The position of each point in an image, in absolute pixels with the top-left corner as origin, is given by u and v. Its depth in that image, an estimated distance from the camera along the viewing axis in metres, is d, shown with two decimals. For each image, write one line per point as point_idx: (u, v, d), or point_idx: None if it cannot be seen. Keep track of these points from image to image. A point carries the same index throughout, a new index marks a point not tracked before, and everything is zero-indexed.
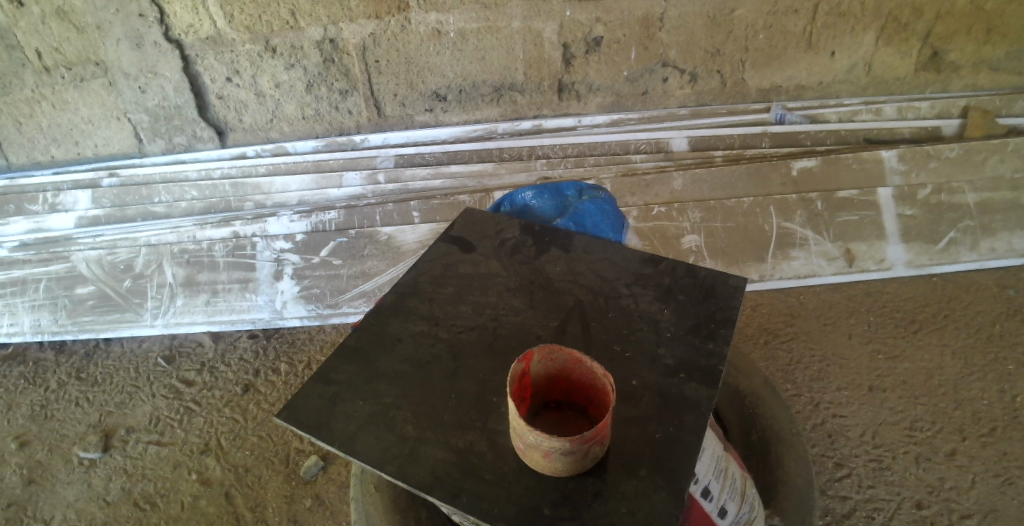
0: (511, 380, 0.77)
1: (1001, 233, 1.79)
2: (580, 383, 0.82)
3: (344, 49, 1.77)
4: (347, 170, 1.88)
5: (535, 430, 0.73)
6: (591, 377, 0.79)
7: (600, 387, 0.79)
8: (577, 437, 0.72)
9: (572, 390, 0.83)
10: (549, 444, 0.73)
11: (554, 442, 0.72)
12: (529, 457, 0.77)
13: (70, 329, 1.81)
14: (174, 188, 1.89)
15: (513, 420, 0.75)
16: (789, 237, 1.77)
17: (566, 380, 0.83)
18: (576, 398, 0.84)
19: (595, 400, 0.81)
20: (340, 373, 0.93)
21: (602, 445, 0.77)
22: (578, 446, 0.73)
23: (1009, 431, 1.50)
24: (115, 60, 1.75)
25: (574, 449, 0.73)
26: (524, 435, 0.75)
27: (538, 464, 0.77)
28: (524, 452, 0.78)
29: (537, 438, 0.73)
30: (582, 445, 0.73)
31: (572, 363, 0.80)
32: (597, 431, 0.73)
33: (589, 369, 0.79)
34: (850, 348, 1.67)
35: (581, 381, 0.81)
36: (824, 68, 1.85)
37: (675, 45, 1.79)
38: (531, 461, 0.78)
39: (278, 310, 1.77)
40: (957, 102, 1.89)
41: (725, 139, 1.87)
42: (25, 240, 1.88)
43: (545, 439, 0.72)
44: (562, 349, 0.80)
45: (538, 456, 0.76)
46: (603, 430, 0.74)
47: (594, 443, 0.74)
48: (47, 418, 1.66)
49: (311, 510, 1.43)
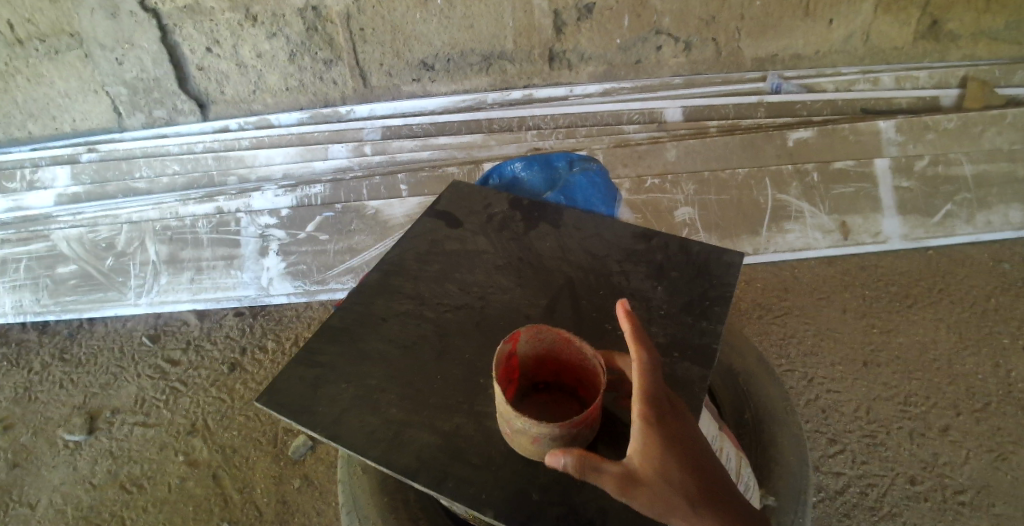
0: (496, 362, 0.75)
1: (997, 206, 1.77)
2: (569, 363, 0.80)
3: (327, 17, 1.71)
4: (332, 142, 1.83)
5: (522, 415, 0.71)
6: (581, 358, 0.77)
7: (591, 368, 0.77)
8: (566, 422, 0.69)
9: (561, 369, 0.81)
10: (538, 429, 0.71)
11: (543, 427, 0.70)
12: (517, 441, 0.75)
13: (53, 309, 1.76)
14: (155, 163, 1.84)
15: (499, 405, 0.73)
16: (784, 210, 1.74)
17: (554, 359, 0.80)
18: (566, 378, 0.81)
19: (586, 380, 0.79)
20: (323, 354, 0.90)
21: (592, 430, 0.74)
22: (568, 431, 0.71)
23: (1002, 406, 1.49)
24: (89, 31, 1.68)
25: (564, 434, 0.71)
26: (511, 420, 0.73)
27: (527, 449, 0.75)
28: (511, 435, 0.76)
29: (525, 423, 0.71)
30: (573, 430, 0.71)
31: (561, 343, 0.78)
32: (588, 415, 0.71)
33: (579, 349, 0.77)
34: (844, 322, 1.66)
35: (570, 360, 0.79)
36: (821, 37, 1.81)
37: (669, 12, 1.74)
38: (519, 445, 0.76)
39: (264, 287, 1.74)
40: (955, 73, 1.85)
41: (720, 109, 1.83)
42: (4, 219, 1.82)
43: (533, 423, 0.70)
44: (549, 328, 0.77)
45: (526, 441, 0.74)
46: (592, 413, 0.72)
47: (585, 428, 0.72)
48: (31, 400, 1.62)
49: (300, 490, 1.42)
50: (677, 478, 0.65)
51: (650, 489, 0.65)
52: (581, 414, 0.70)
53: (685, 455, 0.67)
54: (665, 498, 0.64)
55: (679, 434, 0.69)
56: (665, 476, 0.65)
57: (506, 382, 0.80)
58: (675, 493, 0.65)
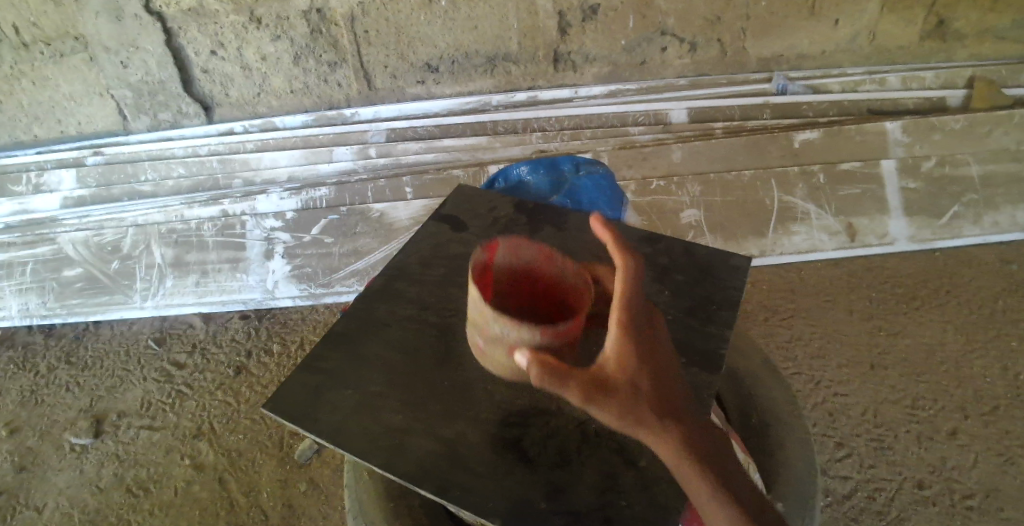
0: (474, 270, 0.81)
1: (1005, 207, 1.76)
2: (548, 287, 0.84)
3: (332, 19, 1.71)
4: (337, 145, 1.83)
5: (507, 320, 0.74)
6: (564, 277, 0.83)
7: (572, 286, 0.82)
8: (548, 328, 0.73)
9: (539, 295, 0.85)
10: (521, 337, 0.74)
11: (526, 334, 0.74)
12: (498, 347, 0.79)
13: (59, 312, 1.76)
14: (161, 166, 1.84)
15: (482, 308, 0.77)
16: (790, 212, 1.74)
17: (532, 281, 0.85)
18: (541, 303, 0.85)
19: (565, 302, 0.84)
20: (327, 360, 0.89)
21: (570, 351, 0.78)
22: (548, 341, 0.74)
23: (1011, 409, 1.49)
24: (94, 34, 1.68)
25: (544, 344, 0.74)
26: (490, 327, 0.77)
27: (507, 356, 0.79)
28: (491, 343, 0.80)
29: (505, 327, 0.75)
30: (553, 342, 0.74)
31: (540, 262, 0.84)
32: (569, 328, 0.74)
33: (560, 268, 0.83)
34: (850, 324, 1.65)
35: (549, 282, 0.84)
36: (827, 36, 1.81)
37: (674, 12, 1.73)
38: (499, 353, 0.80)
39: (269, 290, 1.74)
40: (962, 73, 1.84)
41: (725, 111, 1.83)
42: (10, 222, 1.82)
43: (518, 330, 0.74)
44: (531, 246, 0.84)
45: (508, 346, 0.77)
46: (575, 327, 0.75)
47: (564, 344, 0.75)
48: (37, 404, 1.63)
49: (306, 494, 1.42)
50: (642, 390, 0.73)
51: (619, 395, 0.72)
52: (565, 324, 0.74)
53: (651, 367, 0.75)
54: (628, 408, 0.72)
55: (649, 352, 0.76)
56: (630, 388, 0.73)
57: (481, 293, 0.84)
58: (640, 400, 0.73)
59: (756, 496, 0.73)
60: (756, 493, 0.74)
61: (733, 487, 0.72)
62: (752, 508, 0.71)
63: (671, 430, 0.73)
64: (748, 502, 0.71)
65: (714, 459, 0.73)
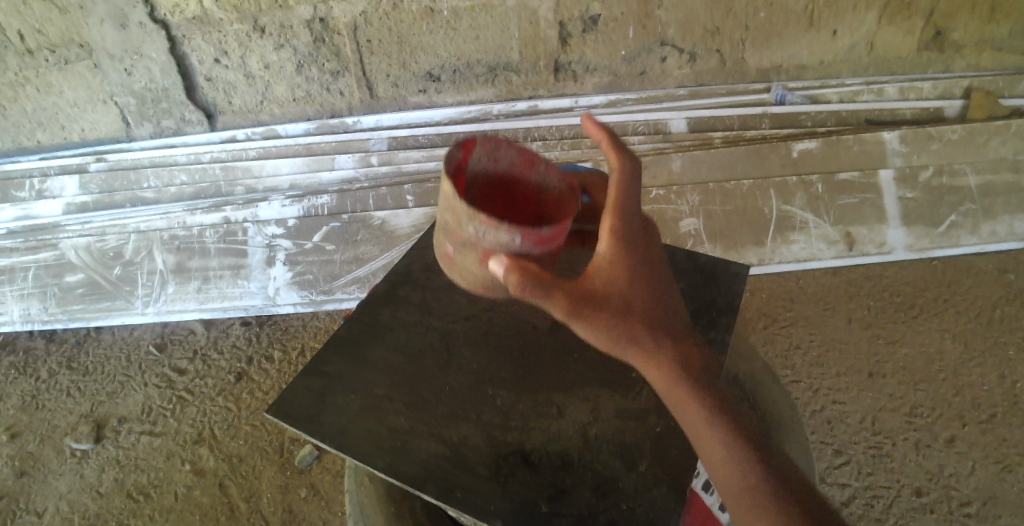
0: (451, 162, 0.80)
1: (1002, 216, 1.77)
2: (517, 189, 0.88)
3: (335, 28, 1.72)
4: (339, 153, 1.84)
5: (489, 218, 0.73)
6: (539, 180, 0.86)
7: (550, 189, 0.86)
8: (531, 231, 0.73)
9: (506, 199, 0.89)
10: (503, 239, 0.74)
11: (509, 236, 0.73)
12: (471, 253, 0.78)
13: (60, 318, 1.77)
14: (163, 173, 1.85)
15: (461, 209, 0.75)
16: (788, 221, 1.75)
17: (499, 182, 0.88)
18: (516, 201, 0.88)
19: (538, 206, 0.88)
20: (330, 364, 0.89)
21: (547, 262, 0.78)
22: (528, 247, 0.74)
23: (1008, 417, 1.50)
24: (99, 41, 1.70)
25: (523, 249, 0.74)
26: (466, 223, 0.75)
27: (481, 263, 0.78)
28: (463, 248, 0.79)
29: (485, 227, 0.74)
30: (533, 247, 0.75)
31: (522, 164, 0.86)
32: (553, 235, 0.75)
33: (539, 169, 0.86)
34: (849, 332, 1.66)
35: (518, 184, 0.88)
36: (826, 47, 1.82)
37: (674, 22, 1.75)
38: (471, 260, 0.79)
39: (271, 297, 1.74)
40: (959, 83, 1.86)
41: (725, 120, 1.84)
42: (12, 228, 1.83)
43: (501, 231, 0.73)
44: (507, 142, 0.85)
45: (483, 252, 0.77)
46: (557, 233, 0.76)
47: (542, 250, 0.76)
48: (38, 409, 1.63)
49: (307, 499, 1.44)
50: (631, 310, 0.76)
51: (611, 314, 0.75)
52: (548, 227, 0.74)
53: (643, 282, 0.77)
54: (613, 328, 0.75)
55: (643, 268, 0.77)
56: (618, 309, 0.76)
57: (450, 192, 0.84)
58: (631, 318, 0.76)
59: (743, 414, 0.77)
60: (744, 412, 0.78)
61: (719, 405, 0.76)
62: (737, 426, 0.75)
63: (662, 351, 0.76)
64: (734, 421, 0.75)
65: (701, 379, 0.76)
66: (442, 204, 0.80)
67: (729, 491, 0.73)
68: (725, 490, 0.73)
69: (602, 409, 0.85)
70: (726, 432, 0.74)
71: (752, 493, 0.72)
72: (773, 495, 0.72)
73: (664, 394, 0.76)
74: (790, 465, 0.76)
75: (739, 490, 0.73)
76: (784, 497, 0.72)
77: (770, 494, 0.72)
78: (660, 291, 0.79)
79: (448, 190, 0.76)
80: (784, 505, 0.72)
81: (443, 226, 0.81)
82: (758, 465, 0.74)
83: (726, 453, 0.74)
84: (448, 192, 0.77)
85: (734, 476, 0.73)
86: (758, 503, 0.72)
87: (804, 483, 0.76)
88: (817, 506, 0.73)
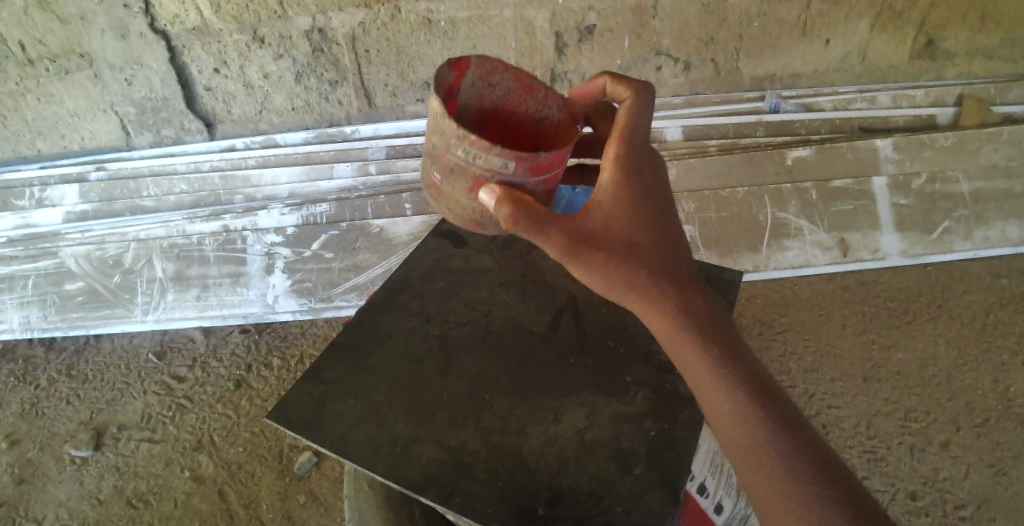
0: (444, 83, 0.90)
1: (995, 222, 1.79)
2: (508, 114, 0.99)
3: (334, 39, 1.74)
4: (338, 161, 1.87)
5: (483, 141, 0.80)
6: (534, 104, 0.97)
7: (546, 113, 0.97)
8: (527, 155, 0.81)
9: (498, 124, 1.00)
10: (497, 162, 0.81)
11: (503, 159, 0.81)
12: (460, 180, 0.85)
13: (60, 326, 1.76)
14: (163, 182, 1.87)
15: (453, 130, 0.81)
16: (783, 228, 1.76)
17: (491, 108, 0.98)
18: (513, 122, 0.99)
19: (529, 129, 1.00)
20: (330, 371, 0.90)
21: (540, 188, 0.87)
22: (521, 171, 0.83)
23: (1001, 420, 1.52)
24: (99, 51, 1.71)
25: (517, 173, 0.83)
26: (459, 145, 0.82)
27: (471, 190, 0.86)
28: (452, 174, 0.86)
29: (479, 149, 0.81)
30: (527, 172, 0.83)
31: (519, 90, 0.96)
32: (548, 162, 0.83)
33: (535, 93, 0.96)
34: (844, 338, 1.67)
35: (511, 108, 0.98)
36: (820, 56, 1.84)
37: (669, 32, 1.77)
38: (460, 188, 0.86)
39: (270, 305, 1.75)
40: (951, 91, 1.88)
41: (719, 129, 1.86)
42: (12, 236, 1.84)
43: (495, 155, 0.81)
44: (502, 66, 0.94)
45: (474, 177, 0.84)
46: (551, 161, 0.84)
47: (535, 176, 0.84)
48: (38, 416, 1.63)
49: (306, 506, 1.46)
50: (632, 243, 0.85)
51: (610, 243, 0.84)
52: (545, 153, 0.82)
53: (644, 216, 0.86)
54: (605, 267, 0.84)
55: (643, 203, 0.86)
56: (610, 249, 0.84)
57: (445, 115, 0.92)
58: (630, 248, 0.84)
59: (736, 346, 0.83)
60: (738, 343, 0.83)
61: (706, 338, 0.82)
62: (724, 359, 0.81)
63: (660, 280, 0.84)
64: (721, 353, 0.81)
65: (690, 314, 0.84)
66: (431, 128, 0.86)
67: (714, 416, 0.80)
68: (710, 416, 0.80)
69: (599, 414, 0.86)
70: (711, 364, 0.81)
71: (735, 419, 0.78)
72: (756, 422, 0.78)
73: (660, 325, 0.84)
74: (783, 396, 0.81)
75: (723, 416, 0.79)
76: (768, 425, 0.78)
77: (754, 422, 0.78)
78: (662, 226, 0.87)
79: (441, 112, 0.82)
80: (766, 432, 0.77)
81: (432, 152, 0.87)
82: (743, 394, 0.79)
83: (711, 381, 0.80)
84: (441, 115, 0.82)
85: (718, 404, 0.79)
86: (738, 431, 0.78)
87: (797, 413, 0.80)
88: (803, 435, 0.78)
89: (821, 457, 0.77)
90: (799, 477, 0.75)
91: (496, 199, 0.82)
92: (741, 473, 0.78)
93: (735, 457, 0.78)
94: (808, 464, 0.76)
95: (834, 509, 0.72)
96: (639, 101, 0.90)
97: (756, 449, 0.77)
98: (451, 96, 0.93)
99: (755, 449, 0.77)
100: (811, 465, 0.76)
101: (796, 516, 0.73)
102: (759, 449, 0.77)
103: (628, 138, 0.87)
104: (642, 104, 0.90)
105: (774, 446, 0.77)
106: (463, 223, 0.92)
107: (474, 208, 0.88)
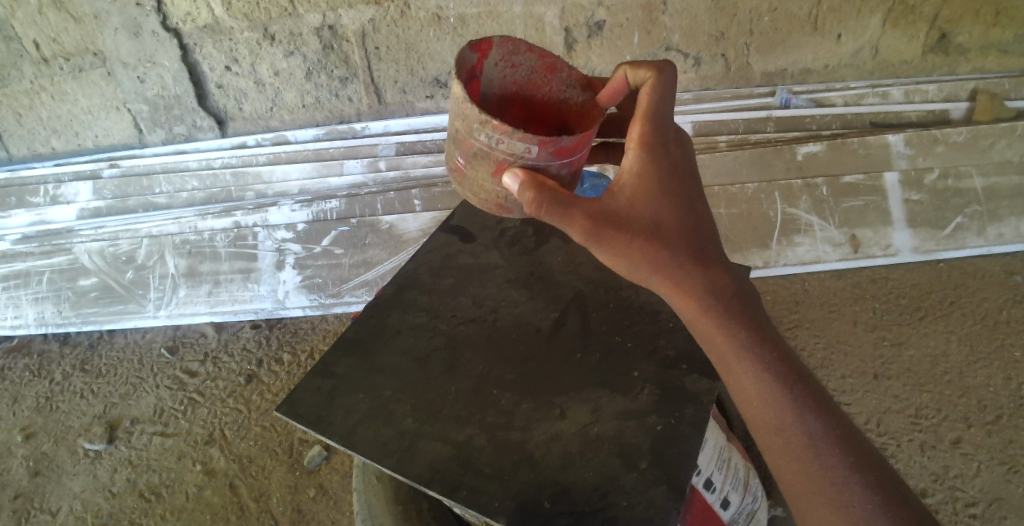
0: (468, 66, 0.93)
1: (1008, 219, 1.77)
2: (532, 95, 1.02)
3: (343, 36, 1.75)
4: (348, 158, 1.87)
5: (506, 126, 0.84)
6: (557, 84, 1.01)
7: (569, 95, 1.01)
8: (548, 140, 0.85)
9: (521, 105, 1.04)
10: (519, 146, 0.85)
11: (525, 144, 0.85)
12: (484, 164, 0.90)
13: (73, 321, 1.78)
14: (175, 178, 1.88)
15: (477, 116, 0.85)
16: (793, 223, 1.76)
17: (515, 88, 1.01)
18: (535, 104, 1.03)
19: (552, 109, 1.04)
20: (339, 365, 0.90)
21: (563, 170, 0.91)
22: (544, 155, 0.87)
23: (1015, 418, 1.51)
24: (112, 50, 1.73)
25: (539, 156, 0.87)
26: (482, 133, 0.86)
27: (494, 174, 0.90)
28: (476, 158, 0.90)
29: (503, 136, 0.85)
30: (550, 156, 0.87)
31: (542, 71, 1.00)
32: (571, 145, 0.87)
33: (558, 73, 1.00)
34: (855, 335, 1.66)
35: (534, 88, 1.02)
36: (830, 51, 1.82)
37: (679, 28, 1.76)
38: (484, 172, 0.91)
39: (280, 300, 1.76)
40: (965, 86, 1.86)
41: (729, 124, 1.85)
42: (28, 233, 1.86)
43: (518, 140, 0.85)
44: (526, 46, 0.96)
45: (498, 161, 0.88)
46: (572, 149, 0.88)
47: (558, 159, 0.88)
48: (52, 410, 1.65)
49: (316, 500, 1.47)
50: (658, 222, 0.84)
51: (636, 222, 0.84)
52: (567, 137, 0.86)
53: (672, 194, 0.86)
54: (631, 252, 0.83)
55: (670, 180, 0.86)
56: (635, 232, 0.83)
57: (471, 96, 0.95)
58: (655, 225, 0.84)
59: (763, 329, 0.82)
60: (766, 325, 0.83)
61: (733, 323, 0.82)
62: (751, 343, 0.81)
63: (686, 260, 0.84)
64: (748, 337, 0.81)
65: (717, 297, 0.83)
66: (454, 114, 0.90)
67: (741, 399, 0.81)
68: (738, 399, 0.81)
69: (603, 411, 0.87)
70: (737, 347, 0.81)
71: (760, 400, 0.79)
72: (784, 406, 0.78)
73: (687, 311, 0.84)
74: (812, 378, 0.81)
75: (751, 400, 0.80)
76: (797, 409, 0.78)
77: (779, 402, 0.79)
78: (690, 202, 0.87)
79: (463, 98, 0.86)
80: (795, 417, 0.78)
81: (455, 137, 0.91)
82: (770, 378, 0.80)
83: (736, 363, 0.80)
84: (463, 101, 0.86)
85: (746, 388, 0.80)
86: (765, 415, 0.79)
87: (824, 393, 0.81)
88: (831, 417, 0.78)
89: (849, 439, 0.77)
90: (827, 460, 0.76)
91: (519, 182, 0.86)
92: (769, 453, 0.79)
93: (763, 439, 0.80)
94: (836, 448, 0.77)
95: (862, 491, 0.74)
96: (660, 85, 0.90)
97: (784, 434, 0.78)
98: (474, 77, 0.96)
99: (783, 434, 0.78)
100: (839, 449, 0.77)
101: (823, 498, 0.75)
102: (787, 433, 0.78)
103: (650, 121, 0.88)
104: (662, 88, 0.90)
105: (803, 430, 0.77)
106: (488, 206, 0.97)
107: (498, 191, 0.93)
